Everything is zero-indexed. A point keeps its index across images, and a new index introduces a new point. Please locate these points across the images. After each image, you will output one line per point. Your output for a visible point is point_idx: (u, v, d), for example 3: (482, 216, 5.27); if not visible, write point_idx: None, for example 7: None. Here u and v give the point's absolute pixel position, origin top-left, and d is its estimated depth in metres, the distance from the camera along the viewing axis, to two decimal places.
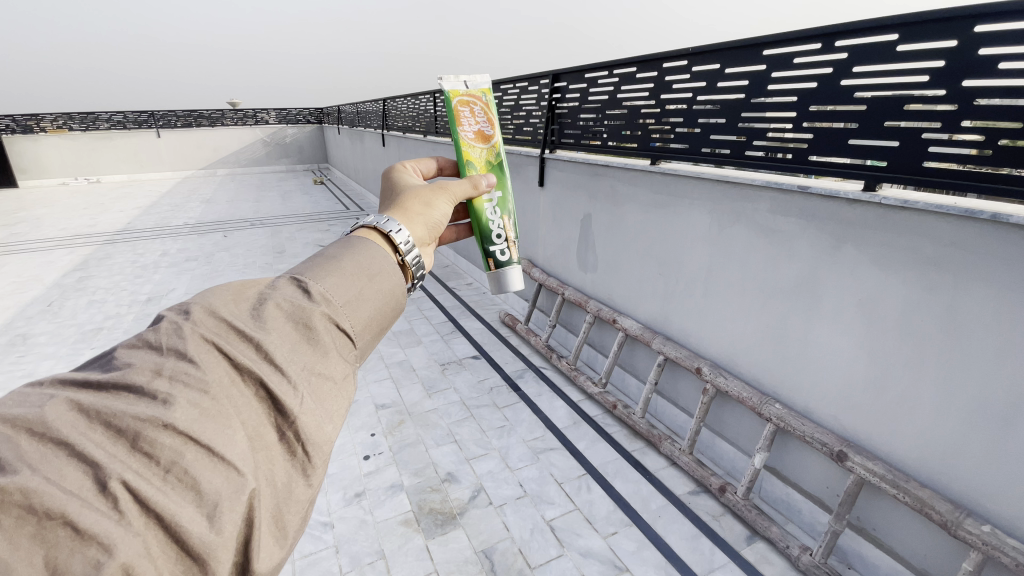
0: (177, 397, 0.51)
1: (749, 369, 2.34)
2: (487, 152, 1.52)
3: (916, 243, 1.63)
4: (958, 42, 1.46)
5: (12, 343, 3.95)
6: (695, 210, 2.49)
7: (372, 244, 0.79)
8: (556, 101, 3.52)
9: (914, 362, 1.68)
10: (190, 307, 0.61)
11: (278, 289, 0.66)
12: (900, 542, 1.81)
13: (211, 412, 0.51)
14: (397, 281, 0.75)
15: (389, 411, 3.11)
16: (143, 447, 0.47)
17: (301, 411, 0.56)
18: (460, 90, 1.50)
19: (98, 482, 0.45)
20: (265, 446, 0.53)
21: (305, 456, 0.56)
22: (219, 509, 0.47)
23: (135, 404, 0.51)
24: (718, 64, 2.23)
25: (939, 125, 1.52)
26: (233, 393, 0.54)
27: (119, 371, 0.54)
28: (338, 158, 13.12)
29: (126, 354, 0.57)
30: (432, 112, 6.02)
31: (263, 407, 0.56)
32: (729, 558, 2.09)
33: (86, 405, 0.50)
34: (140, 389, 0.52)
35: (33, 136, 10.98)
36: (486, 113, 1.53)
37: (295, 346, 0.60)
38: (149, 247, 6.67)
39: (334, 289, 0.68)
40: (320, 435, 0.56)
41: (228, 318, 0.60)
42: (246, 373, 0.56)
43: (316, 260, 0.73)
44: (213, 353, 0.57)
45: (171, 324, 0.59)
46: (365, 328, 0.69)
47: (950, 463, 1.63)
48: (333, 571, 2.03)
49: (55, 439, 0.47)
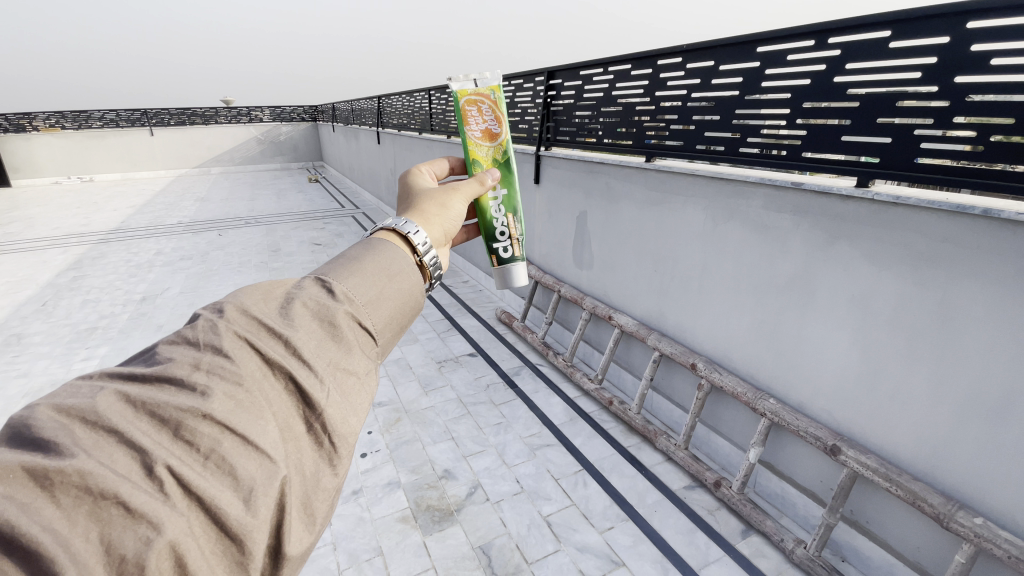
0: (215, 389, 0.51)
1: (743, 364, 2.36)
2: (493, 151, 1.51)
3: (908, 238, 1.64)
4: (949, 39, 1.47)
5: (6, 343, 3.92)
6: (690, 207, 2.50)
7: (391, 244, 0.79)
8: (551, 98, 3.52)
9: (907, 357, 1.69)
10: (224, 305, 0.61)
11: (305, 287, 0.66)
12: (892, 534, 1.84)
13: (245, 404, 0.51)
14: (415, 281, 0.74)
15: (385, 409, 3.12)
16: (185, 436, 0.48)
17: (328, 403, 0.56)
18: (469, 88, 1.50)
19: (146, 467, 0.45)
20: (294, 437, 0.53)
21: (332, 447, 0.55)
22: (254, 494, 0.47)
23: (176, 396, 0.51)
24: (712, 60, 2.23)
25: (932, 121, 1.53)
26: (265, 386, 0.54)
27: (161, 365, 0.54)
28: (333, 155, 13.07)
29: (167, 350, 0.57)
30: (427, 109, 6.00)
31: (291, 399, 0.55)
32: (724, 552, 2.11)
33: (132, 396, 0.51)
34: (181, 381, 0.52)
35: (24, 135, 10.87)
36: (495, 111, 1.50)
37: (322, 341, 0.60)
38: (142, 246, 6.63)
39: (356, 288, 0.68)
40: (345, 427, 0.56)
41: (259, 316, 0.60)
42: (277, 368, 0.56)
43: (339, 260, 0.73)
44: (246, 349, 0.57)
45: (206, 321, 0.59)
46: (386, 325, 0.69)
47: (942, 456, 1.65)
48: (331, 568, 2.04)
49: (105, 426, 0.47)
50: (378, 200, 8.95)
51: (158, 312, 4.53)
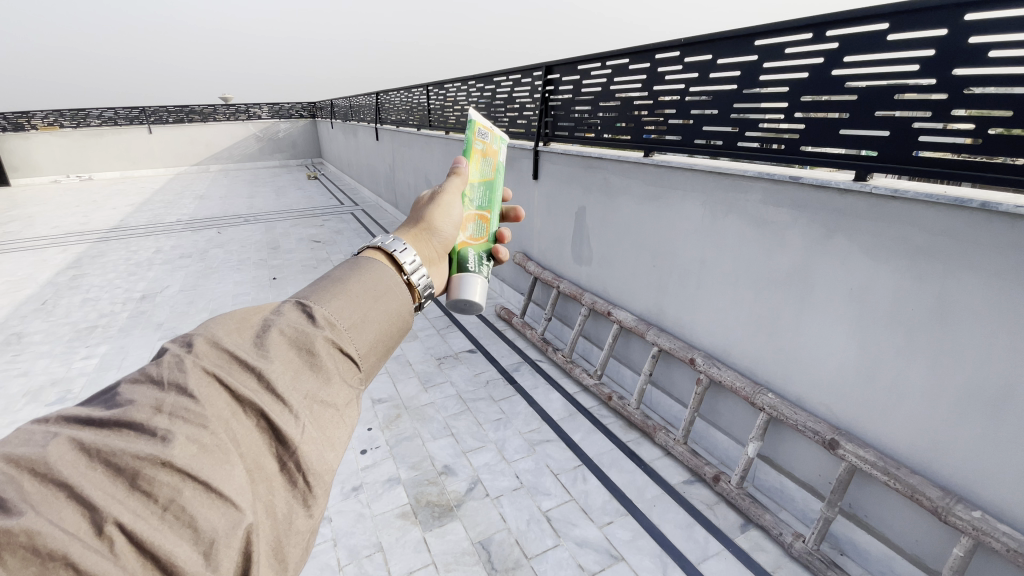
0: (177, 434, 0.51)
1: (742, 359, 2.36)
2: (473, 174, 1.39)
3: (907, 232, 1.64)
4: (947, 31, 1.46)
5: (7, 343, 3.92)
6: (688, 201, 2.50)
7: (377, 264, 0.80)
8: (549, 93, 3.51)
9: (906, 350, 1.69)
10: (193, 339, 0.62)
11: (283, 315, 0.67)
12: (891, 528, 1.84)
13: (209, 448, 0.51)
14: (402, 301, 0.76)
15: (385, 405, 3.12)
16: (143, 486, 0.47)
17: (302, 439, 0.56)
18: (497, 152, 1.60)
19: (96, 525, 0.44)
20: (265, 477, 0.54)
21: (306, 486, 0.56)
22: (215, 547, 0.47)
23: (134, 442, 0.50)
24: (710, 54, 2.23)
25: (931, 114, 1.53)
26: (234, 426, 0.54)
27: (121, 408, 0.54)
28: (332, 151, 13.05)
29: (129, 389, 0.57)
30: (425, 105, 5.99)
31: (262, 436, 0.56)
32: (723, 546, 2.11)
33: (87, 443, 0.50)
34: (140, 426, 0.52)
35: (22, 133, 10.85)
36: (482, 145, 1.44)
37: (299, 372, 0.61)
38: (143, 244, 6.63)
39: (337, 312, 0.69)
40: (320, 464, 0.56)
41: (231, 348, 0.61)
42: (247, 405, 0.57)
43: (322, 283, 0.74)
44: (214, 386, 0.57)
45: (174, 356, 0.59)
46: (371, 349, 0.70)
47: (941, 450, 1.65)
48: (331, 564, 2.05)
49: (56, 480, 0.46)
50: (377, 197, 8.95)
51: (158, 310, 4.53)
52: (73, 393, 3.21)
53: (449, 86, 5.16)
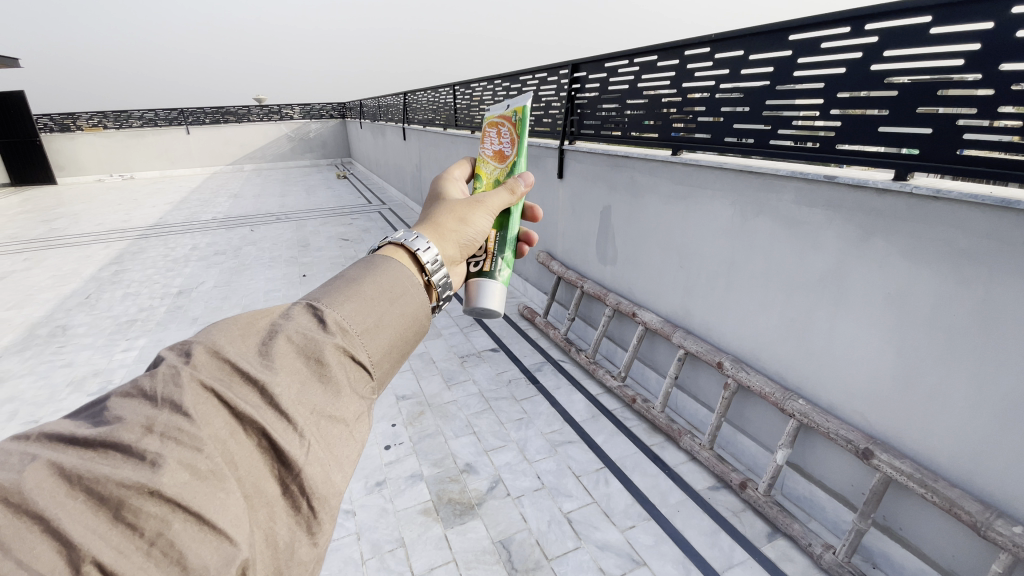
0: (167, 458, 0.51)
1: (772, 363, 2.30)
2: (499, 171, 1.57)
3: (949, 234, 1.57)
4: (994, 24, 1.39)
5: (53, 335, 4.12)
6: (716, 201, 2.44)
7: (394, 263, 0.82)
8: (576, 91, 3.49)
9: (945, 357, 1.62)
10: (192, 348, 0.63)
11: (293, 320, 0.69)
12: (927, 542, 1.76)
13: (202, 474, 0.51)
14: (419, 305, 0.78)
15: (409, 402, 3.15)
16: (127, 518, 0.47)
17: (307, 462, 0.57)
18: (497, 113, 1.62)
19: (72, 564, 0.43)
20: (265, 502, 0.55)
21: (310, 511, 0.57)
22: None
23: (122, 467, 0.50)
24: (742, 50, 2.17)
25: (976, 111, 1.46)
26: (231, 446, 0.55)
27: (109, 426, 0.54)
28: (360, 151, 13.25)
29: (118, 404, 0.57)
30: (452, 104, 6.02)
31: (262, 455, 0.56)
32: (749, 555, 2.06)
33: (68, 468, 0.49)
34: (128, 448, 0.51)
35: (69, 135, 11.44)
36: (512, 135, 1.56)
37: (307, 384, 0.63)
38: (179, 241, 6.88)
39: (350, 317, 0.70)
40: (327, 487, 0.57)
41: (234, 360, 0.62)
42: (248, 424, 0.57)
43: (336, 284, 0.76)
44: (211, 402, 0.57)
45: (169, 368, 0.59)
46: (383, 356, 0.72)
47: (983, 462, 1.57)
48: (354, 557, 2.08)
49: (32, 512, 0.45)
50: (404, 196, 9.04)
51: (193, 305, 4.69)
52: (113, 384, 3.37)
53: (474, 85, 5.19)
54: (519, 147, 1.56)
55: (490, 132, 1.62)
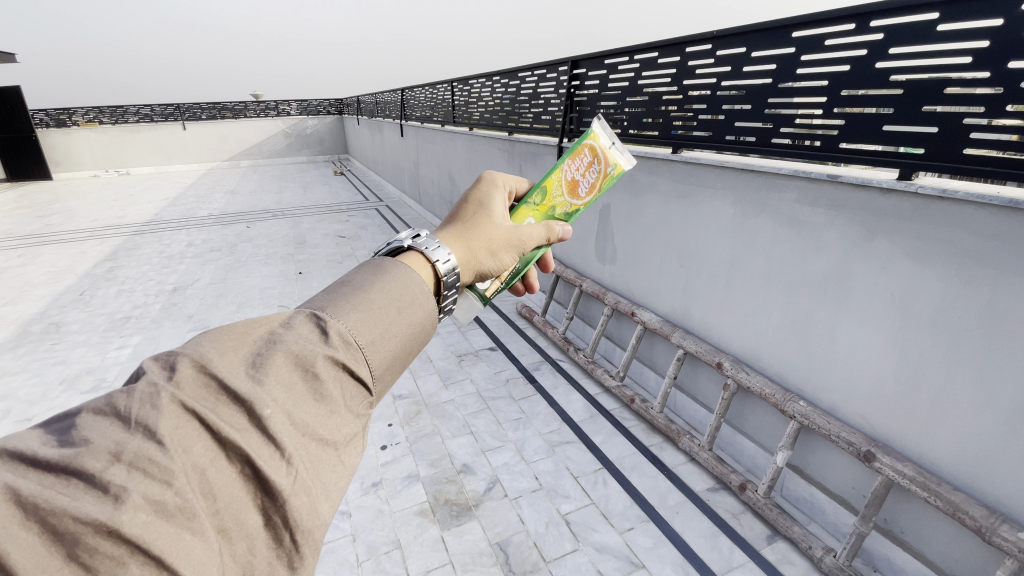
0: (131, 492, 0.46)
1: (772, 365, 2.27)
2: (563, 203, 1.31)
3: (955, 235, 1.54)
4: (1003, 21, 1.36)
5: (45, 333, 4.06)
6: (718, 200, 2.41)
7: (402, 266, 0.77)
8: (575, 88, 3.45)
9: (950, 359, 1.60)
10: (176, 361, 0.58)
11: (294, 330, 0.64)
12: (928, 545, 1.75)
13: (168, 510, 0.47)
14: (427, 313, 0.74)
15: (405, 402, 3.12)
16: (82, 557, 0.44)
17: (293, 491, 0.53)
18: (602, 140, 1.31)
19: None
20: (245, 535, 0.52)
21: (293, 545, 0.53)
22: None
23: (82, 498, 0.46)
24: (744, 47, 2.14)
25: (982, 109, 1.43)
26: (209, 477, 0.51)
27: (74, 449, 0.50)
28: (359, 148, 13.15)
29: (89, 422, 0.53)
30: (450, 101, 5.97)
31: (244, 484, 0.53)
32: (748, 557, 2.04)
33: (26, 495, 0.45)
34: (92, 477, 0.48)
35: (65, 130, 11.41)
36: (597, 179, 1.31)
37: (303, 401, 0.59)
38: (174, 238, 6.81)
39: (354, 326, 0.66)
40: (313, 519, 0.54)
41: (222, 376, 0.57)
42: (231, 449, 0.53)
43: (341, 290, 0.71)
44: (192, 425, 0.53)
45: (148, 386, 0.55)
46: (387, 369, 0.69)
47: (989, 468, 1.54)
48: (349, 560, 2.06)
49: None
50: (402, 193, 8.95)
51: (188, 302, 4.66)
52: (107, 382, 3.33)
53: (473, 81, 5.15)
54: (593, 197, 1.34)
55: (582, 157, 1.31)
